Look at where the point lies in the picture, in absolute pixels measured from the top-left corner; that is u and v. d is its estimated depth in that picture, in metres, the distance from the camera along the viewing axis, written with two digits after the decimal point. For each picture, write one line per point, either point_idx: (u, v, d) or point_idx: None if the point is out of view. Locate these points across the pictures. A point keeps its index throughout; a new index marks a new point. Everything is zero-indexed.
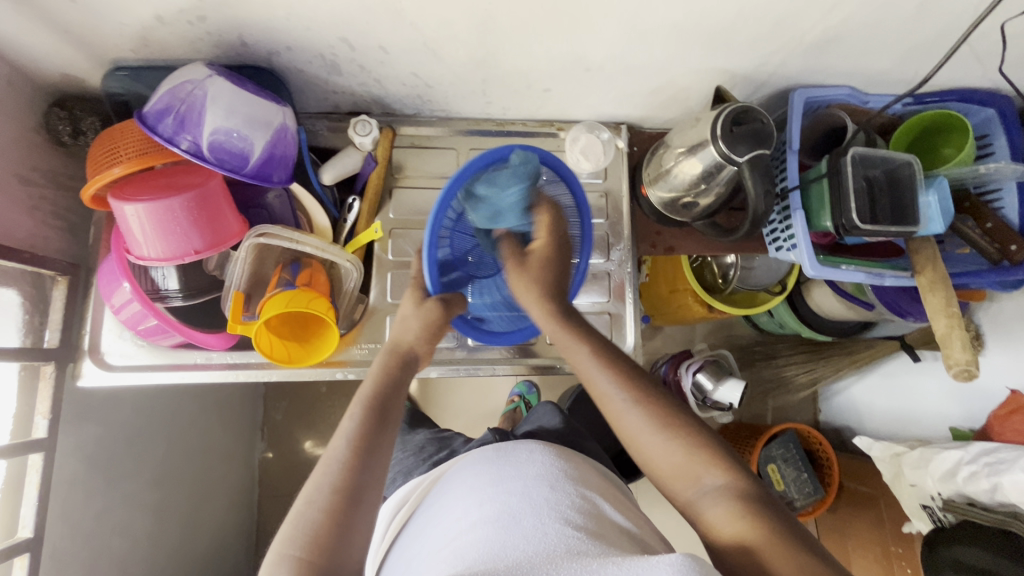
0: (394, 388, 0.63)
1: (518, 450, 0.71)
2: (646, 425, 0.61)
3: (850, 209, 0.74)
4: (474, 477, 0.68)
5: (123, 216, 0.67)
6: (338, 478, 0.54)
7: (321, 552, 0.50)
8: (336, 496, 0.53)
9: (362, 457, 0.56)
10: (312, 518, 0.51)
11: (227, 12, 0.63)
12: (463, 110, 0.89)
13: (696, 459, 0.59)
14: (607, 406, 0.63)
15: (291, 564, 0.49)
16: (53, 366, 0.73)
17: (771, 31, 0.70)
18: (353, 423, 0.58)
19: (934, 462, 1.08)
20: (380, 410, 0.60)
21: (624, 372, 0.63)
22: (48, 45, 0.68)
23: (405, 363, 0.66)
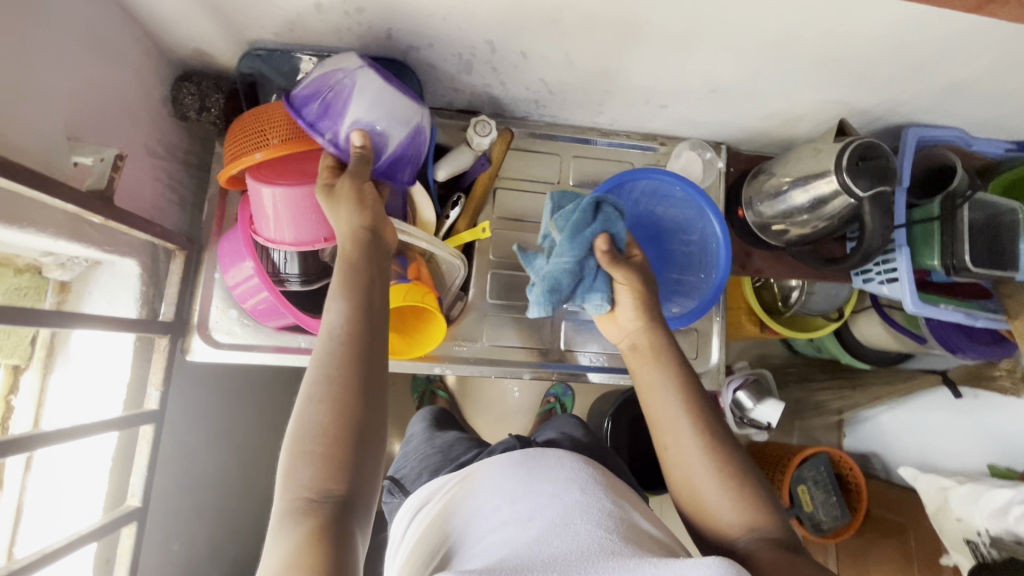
0: (373, 268, 0.59)
1: (546, 457, 0.67)
2: (705, 471, 0.61)
3: (963, 250, 0.76)
4: (502, 471, 0.66)
5: (258, 197, 0.68)
6: (336, 376, 0.51)
7: (338, 447, 0.49)
8: (345, 399, 0.51)
9: (357, 356, 0.53)
10: (309, 434, 0.49)
11: (388, 6, 0.63)
12: (571, 117, 0.89)
13: (746, 512, 0.59)
14: (669, 435, 0.64)
15: (312, 460, 0.48)
16: (168, 339, 0.74)
17: (911, 71, 0.71)
18: (338, 316, 0.54)
19: (984, 499, 1.11)
20: (373, 301, 0.57)
21: (699, 410, 0.64)
22: (195, 22, 0.68)
23: (367, 245, 0.60)
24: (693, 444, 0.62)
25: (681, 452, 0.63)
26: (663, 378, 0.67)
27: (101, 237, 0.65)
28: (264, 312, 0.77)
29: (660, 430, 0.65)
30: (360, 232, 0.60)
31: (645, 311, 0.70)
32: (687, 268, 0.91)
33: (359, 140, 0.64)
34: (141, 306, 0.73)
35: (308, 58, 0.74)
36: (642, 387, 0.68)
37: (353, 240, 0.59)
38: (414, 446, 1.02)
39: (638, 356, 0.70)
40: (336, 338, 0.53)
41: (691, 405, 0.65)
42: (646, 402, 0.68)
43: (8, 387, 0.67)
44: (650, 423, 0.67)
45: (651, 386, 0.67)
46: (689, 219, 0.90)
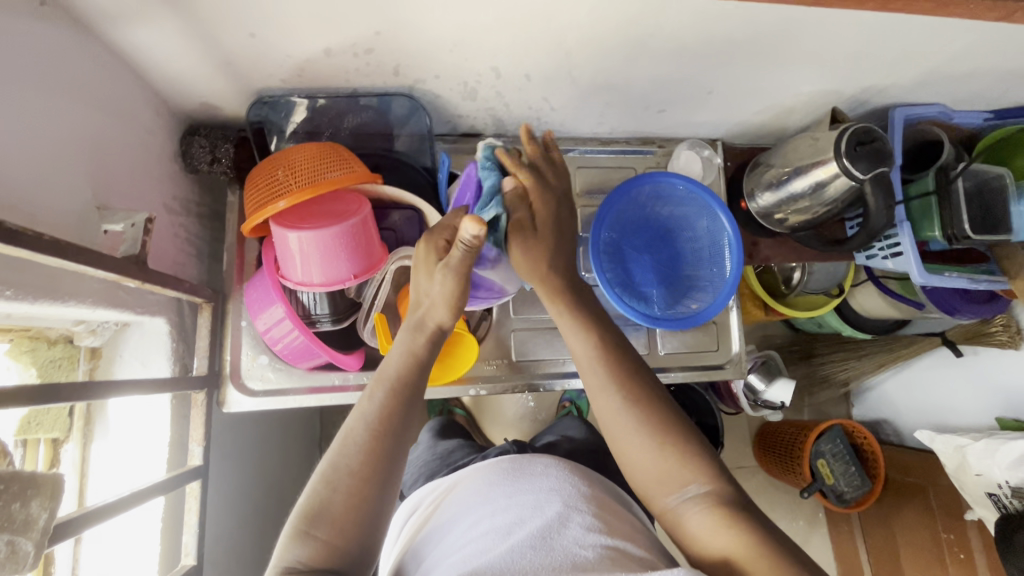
0: (419, 373, 0.63)
1: (533, 464, 0.77)
2: (637, 429, 0.61)
3: (963, 221, 0.80)
4: (490, 487, 0.73)
5: (284, 243, 0.68)
6: (355, 462, 0.55)
7: (342, 534, 0.52)
8: (359, 480, 0.54)
9: (397, 426, 0.58)
10: (333, 501, 0.53)
11: (396, 44, 0.65)
12: (571, 130, 0.92)
13: (680, 470, 0.59)
14: (599, 400, 0.64)
15: (314, 543, 0.51)
16: (205, 393, 0.73)
17: (895, 57, 0.74)
18: (374, 407, 0.59)
19: (1001, 452, 1.14)
20: (406, 396, 0.60)
21: (617, 372, 0.64)
22: (204, 77, 0.68)
23: (434, 342, 0.66)
24: (618, 408, 0.62)
25: (613, 419, 0.62)
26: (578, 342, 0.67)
27: (133, 299, 0.66)
28: (297, 354, 0.77)
29: (598, 410, 0.64)
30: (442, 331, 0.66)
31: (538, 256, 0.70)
32: (703, 262, 0.92)
33: (474, 229, 0.58)
34: (173, 362, 0.73)
35: (301, 100, 0.76)
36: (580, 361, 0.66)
37: (432, 335, 0.66)
38: (417, 454, 1.09)
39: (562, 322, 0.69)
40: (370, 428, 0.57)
41: (613, 368, 0.64)
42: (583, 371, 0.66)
43: (48, 463, 0.66)
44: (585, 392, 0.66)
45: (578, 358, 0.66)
46: (696, 215, 0.92)
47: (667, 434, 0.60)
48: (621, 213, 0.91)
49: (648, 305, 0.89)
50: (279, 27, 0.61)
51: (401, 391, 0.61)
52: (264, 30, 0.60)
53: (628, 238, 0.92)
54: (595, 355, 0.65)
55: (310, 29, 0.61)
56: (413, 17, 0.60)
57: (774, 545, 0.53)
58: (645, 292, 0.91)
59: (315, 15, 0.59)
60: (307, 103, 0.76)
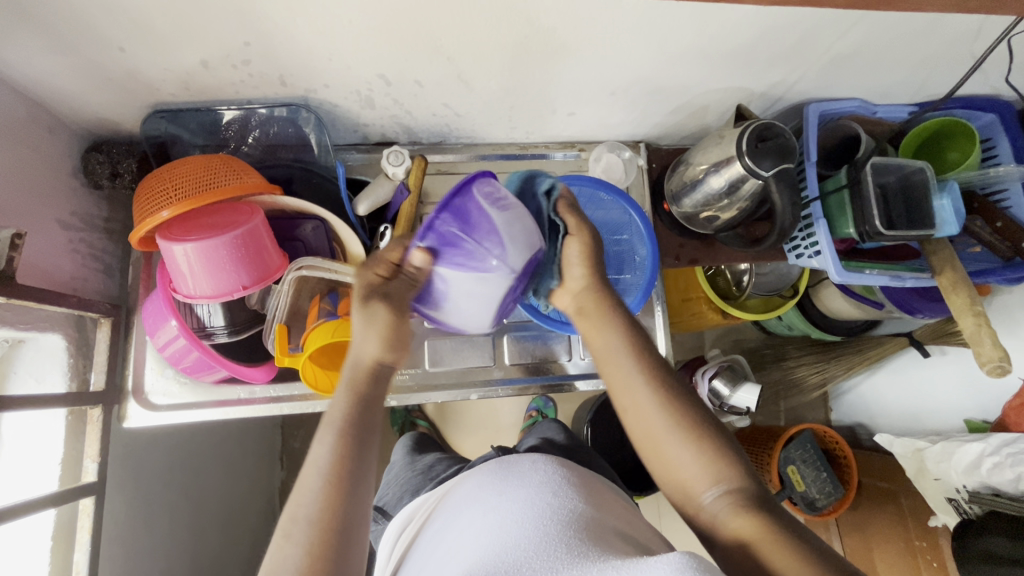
0: (372, 405, 0.57)
1: (520, 460, 0.76)
2: (669, 425, 0.60)
3: (875, 217, 0.78)
4: (484, 488, 0.72)
5: (171, 255, 0.68)
6: (315, 513, 0.49)
7: None
8: (322, 530, 0.48)
9: (349, 482, 0.51)
10: (296, 562, 0.47)
11: (271, 55, 0.65)
12: (487, 136, 0.91)
13: (707, 474, 0.58)
14: (629, 395, 0.63)
15: None
16: (100, 409, 0.73)
17: (791, 51, 0.73)
18: (328, 452, 0.52)
19: (957, 455, 1.11)
20: (357, 431, 0.54)
21: (652, 370, 0.64)
22: (91, 93, 0.69)
23: (378, 379, 0.59)
24: (651, 405, 0.62)
25: (647, 413, 0.62)
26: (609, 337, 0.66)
27: (14, 316, 0.65)
28: (195, 368, 0.76)
29: (620, 393, 0.64)
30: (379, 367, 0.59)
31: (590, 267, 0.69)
32: (624, 268, 0.91)
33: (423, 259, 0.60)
34: (70, 378, 0.73)
35: (230, 110, 0.77)
36: (596, 350, 0.67)
37: (369, 373, 0.58)
38: (394, 473, 1.08)
39: (586, 322, 0.69)
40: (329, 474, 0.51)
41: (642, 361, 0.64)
42: (607, 372, 0.65)
43: None
44: (608, 387, 0.65)
45: (608, 353, 0.65)
46: (615, 218, 0.90)
47: (698, 440, 0.60)
48: None
49: None
50: (148, 42, 0.61)
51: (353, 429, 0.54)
52: (132, 44, 0.61)
53: None
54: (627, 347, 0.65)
55: (178, 41, 0.61)
56: (277, 26, 0.60)
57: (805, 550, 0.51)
58: None
59: (176, 27, 0.59)
60: (240, 113, 0.78)
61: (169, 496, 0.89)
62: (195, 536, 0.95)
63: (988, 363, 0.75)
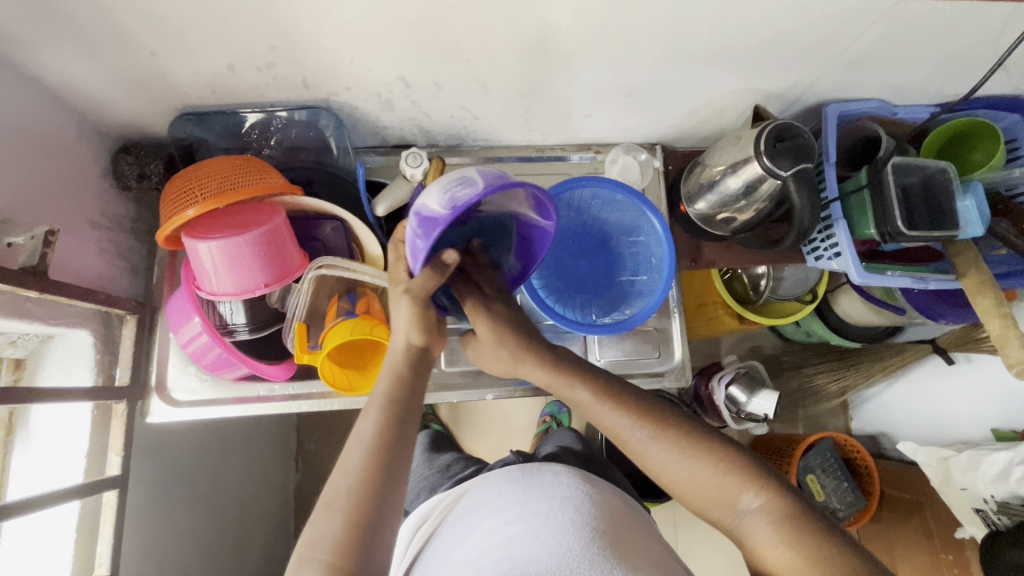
0: (410, 388, 0.65)
1: (543, 472, 0.77)
2: (672, 454, 0.64)
3: (895, 217, 0.77)
4: (503, 492, 0.74)
5: (196, 253, 0.70)
6: (354, 482, 0.57)
7: (345, 557, 0.53)
8: (356, 499, 0.56)
9: (386, 454, 0.59)
10: (334, 523, 0.55)
11: (297, 59, 0.67)
12: (503, 138, 0.92)
13: (733, 483, 0.62)
14: (624, 436, 0.67)
15: (317, 567, 0.53)
16: (125, 403, 0.74)
17: (809, 51, 0.73)
18: (371, 427, 0.61)
19: (984, 464, 1.08)
20: (402, 409, 0.63)
21: (640, 409, 0.67)
22: (122, 96, 0.71)
23: (415, 364, 0.67)
24: (650, 444, 0.65)
25: (649, 452, 0.65)
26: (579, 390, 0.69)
27: (45, 311, 0.67)
28: (218, 365, 0.78)
29: (617, 434, 0.67)
30: (413, 348, 0.66)
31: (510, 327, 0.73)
32: (640, 268, 0.91)
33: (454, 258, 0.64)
34: (97, 373, 0.74)
35: (253, 113, 0.79)
36: (572, 395, 0.70)
37: (411, 358, 0.66)
38: (412, 470, 1.09)
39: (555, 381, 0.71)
40: (372, 445, 0.60)
41: (628, 406, 0.67)
42: (596, 415, 0.68)
43: None
44: (608, 432, 0.68)
45: (594, 409, 0.68)
46: (631, 219, 0.91)
47: (707, 459, 0.63)
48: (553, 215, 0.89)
49: (583, 310, 0.90)
50: (177, 47, 0.63)
51: (396, 411, 0.62)
52: (163, 48, 0.63)
53: (564, 244, 0.92)
54: (601, 396, 0.68)
55: (206, 45, 0.63)
56: (302, 29, 0.62)
57: (844, 557, 0.55)
58: (582, 298, 0.91)
59: (204, 31, 0.61)
60: (262, 116, 0.80)
61: (189, 492, 0.91)
62: (213, 532, 0.97)
63: (1017, 365, 0.74)
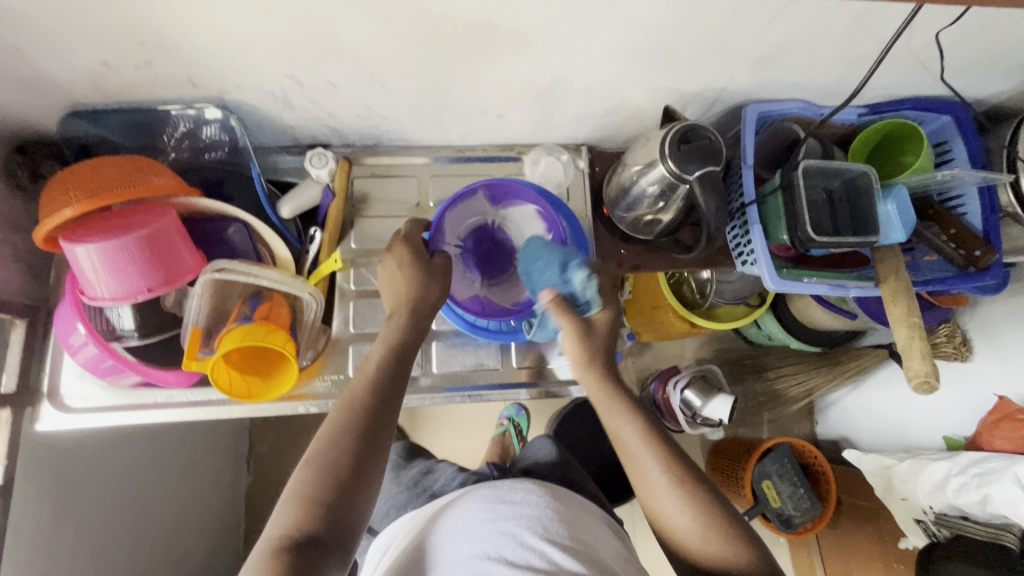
0: (407, 358, 0.69)
1: (512, 490, 0.70)
2: (675, 503, 0.64)
3: (803, 221, 0.74)
4: (468, 509, 0.69)
5: (75, 256, 0.67)
6: (347, 433, 0.61)
7: (325, 502, 0.56)
8: (344, 445, 0.60)
9: (368, 435, 0.61)
10: (320, 465, 0.58)
11: (173, 56, 0.65)
12: (422, 138, 0.90)
13: (718, 544, 0.62)
14: (636, 472, 0.67)
15: (299, 504, 0.56)
16: (10, 410, 0.73)
17: (712, 48, 0.70)
18: (366, 383, 0.65)
19: (923, 475, 1.05)
20: (396, 373, 0.67)
21: (662, 448, 0.66)
22: (1, 94, 0.69)
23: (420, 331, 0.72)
24: (658, 482, 0.65)
25: (653, 488, 0.65)
26: (624, 419, 0.68)
27: None
28: (107, 373, 0.75)
29: (631, 463, 0.68)
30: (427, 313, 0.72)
31: (582, 348, 0.71)
32: None
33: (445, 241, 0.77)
34: None
35: (178, 109, 0.76)
36: (607, 420, 0.70)
37: (412, 319, 0.71)
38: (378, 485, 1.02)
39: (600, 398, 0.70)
40: (365, 400, 0.64)
41: (652, 439, 0.67)
42: (609, 432, 0.70)
43: None
44: (622, 458, 0.69)
45: (617, 429, 0.69)
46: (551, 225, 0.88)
47: (704, 513, 0.63)
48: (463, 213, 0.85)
49: (482, 314, 0.83)
50: (41, 43, 0.61)
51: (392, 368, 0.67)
52: (27, 44, 0.61)
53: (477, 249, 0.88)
54: (646, 429, 0.67)
55: (71, 41, 0.61)
56: (166, 25, 0.59)
57: None
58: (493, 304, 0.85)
59: (64, 27, 0.59)
60: (190, 112, 0.77)
61: (99, 499, 0.89)
62: (133, 538, 0.95)
63: (916, 379, 0.71)
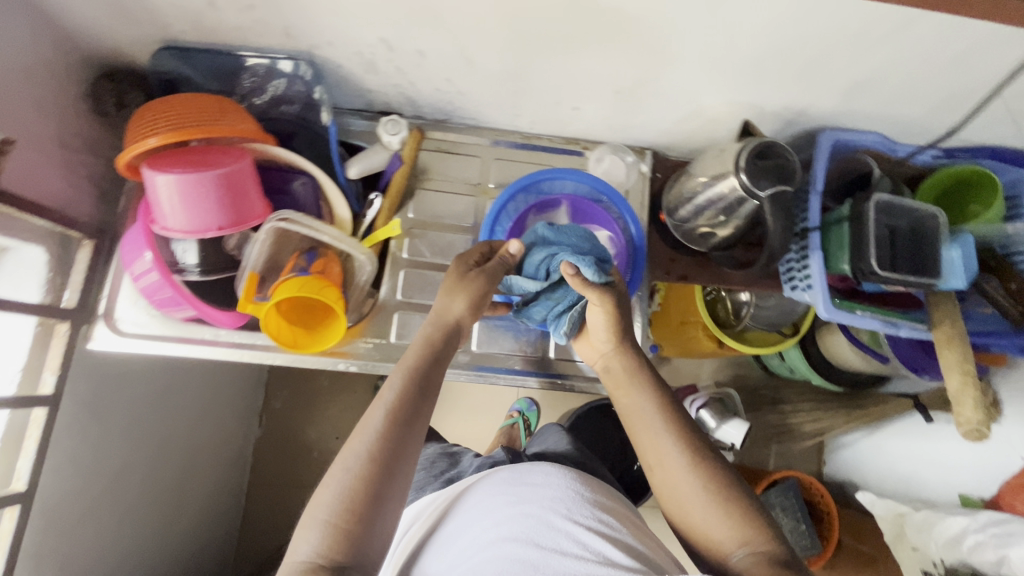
0: (435, 366, 0.67)
1: (531, 473, 0.68)
2: (690, 480, 0.63)
3: (870, 255, 0.74)
4: (491, 492, 0.67)
5: (153, 185, 0.69)
6: (372, 447, 0.59)
7: (355, 523, 0.54)
8: (371, 464, 0.57)
9: (393, 449, 0.59)
10: (346, 482, 0.56)
11: (277, 5, 0.66)
12: (491, 120, 0.90)
13: (734, 527, 0.60)
14: (653, 452, 0.67)
15: (326, 527, 0.54)
16: (67, 325, 0.76)
17: (804, 68, 0.70)
18: (392, 394, 0.63)
19: (938, 527, 1.04)
20: (420, 385, 0.65)
21: (676, 423, 0.68)
22: (104, 20, 0.71)
23: (448, 337, 0.70)
24: (675, 458, 0.65)
25: (667, 471, 0.65)
26: (639, 394, 0.71)
27: None
28: (164, 303, 0.77)
29: (644, 444, 0.68)
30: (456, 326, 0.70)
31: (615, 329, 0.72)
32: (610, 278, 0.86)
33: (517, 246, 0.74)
34: (46, 292, 0.74)
35: (253, 57, 0.78)
36: (625, 405, 0.72)
37: (445, 330, 0.70)
38: None
39: (616, 381, 0.74)
40: (390, 411, 0.62)
41: (667, 416, 0.68)
42: (626, 416, 0.71)
43: None
44: (636, 440, 0.70)
45: (632, 409, 0.71)
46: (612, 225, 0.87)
47: (719, 493, 0.62)
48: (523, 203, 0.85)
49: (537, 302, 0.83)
50: None
51: (417, 379, 0.65)
52: None
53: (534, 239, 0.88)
54: (658, 406, 0.69)
55: None
56: None
57: None
58: None
59: None
60: (264, 63, 0.79)
61: (129, 426, 0.91)
62: (152, 469, 0.98)
63: (967, 426, 0.73)
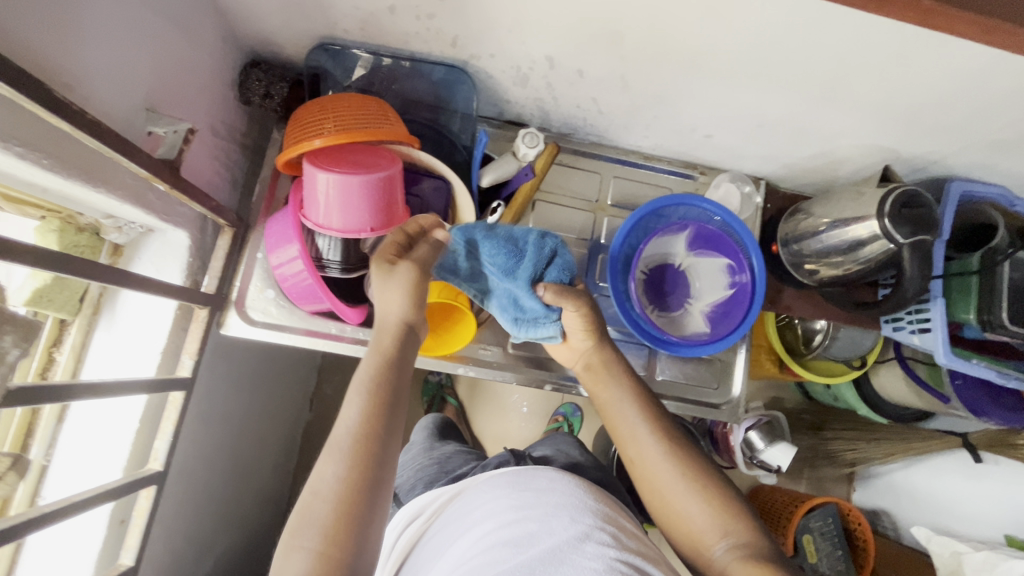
0: (399, 373, 0.62)
1: (536, 478, 0.69)
2: (670, 472, 0.67)
3: (999, 308, 0.76)
4: (489, 496, 0.67)
5: (314, 184, 0.70)
6: (344, 471, 0.54)
7: (336, 548, 0.51)
8: (348, 488, 0.53)
9: (372, 468, 0.55)
10: (322, 509, 0.53)
11: (458, 16, 0.67)
12: (615, 139, 0.92)
13: (713, 519, 0.64)
14: (633, 446, 0.71)
15: (309, 557, 0.50)
16: (207, 311, 0.76)
17: (959, 123, 0.71)
18: (356, 410, 0.58)
19: (1001, 568, 1.06)
20: (388, 395, 0.60)
21: (654, 417, 0.71)
22: (274, 14, 0.71)
23: (402, 339, 0.64)
24: (656, 453, 0.68)
25: (647, 464, 0.69)
26: (619, 388, 0.74)
27: (160, 205, 0.68)
28: (302, 295, 0.79)
29: (625, 437, 0.72)
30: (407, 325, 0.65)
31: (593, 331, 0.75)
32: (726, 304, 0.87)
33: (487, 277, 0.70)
34: (187, 275, 0.75)
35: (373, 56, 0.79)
36: (604, 403, 0.75)
37: (400, 331, 0.64)
38: (411, 457, 1.02)
39: (593, 377, 0.76)
40: (358, 428, 0.57)
41: (645, 411, 0.72)
42: (608, 413, 0.74)
43: (51, 340, 0.69)
44: (617, 437, 0.73)
45: (613, 404, 0.73)
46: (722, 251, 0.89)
47: (696, 485, 0.66)
48: (644, 228, 0.87)
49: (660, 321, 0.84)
50: None
51: (384, 395, 0.60)
52: None
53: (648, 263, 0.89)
54: (635, 400, 0.73)
55: None
56: None
57: None
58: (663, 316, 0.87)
59: None
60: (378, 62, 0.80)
61: (230, 408, 0.92)
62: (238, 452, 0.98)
63: None
